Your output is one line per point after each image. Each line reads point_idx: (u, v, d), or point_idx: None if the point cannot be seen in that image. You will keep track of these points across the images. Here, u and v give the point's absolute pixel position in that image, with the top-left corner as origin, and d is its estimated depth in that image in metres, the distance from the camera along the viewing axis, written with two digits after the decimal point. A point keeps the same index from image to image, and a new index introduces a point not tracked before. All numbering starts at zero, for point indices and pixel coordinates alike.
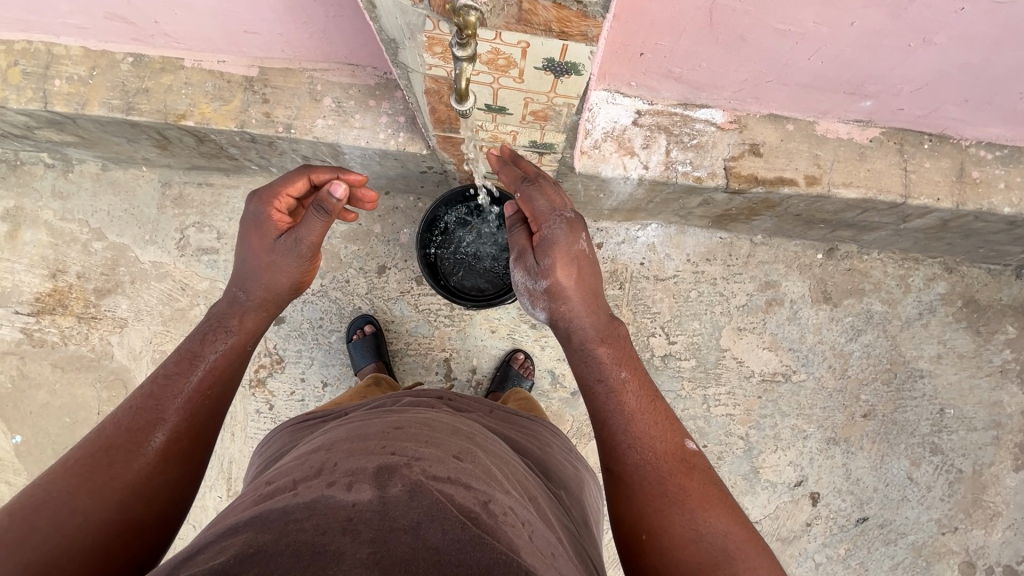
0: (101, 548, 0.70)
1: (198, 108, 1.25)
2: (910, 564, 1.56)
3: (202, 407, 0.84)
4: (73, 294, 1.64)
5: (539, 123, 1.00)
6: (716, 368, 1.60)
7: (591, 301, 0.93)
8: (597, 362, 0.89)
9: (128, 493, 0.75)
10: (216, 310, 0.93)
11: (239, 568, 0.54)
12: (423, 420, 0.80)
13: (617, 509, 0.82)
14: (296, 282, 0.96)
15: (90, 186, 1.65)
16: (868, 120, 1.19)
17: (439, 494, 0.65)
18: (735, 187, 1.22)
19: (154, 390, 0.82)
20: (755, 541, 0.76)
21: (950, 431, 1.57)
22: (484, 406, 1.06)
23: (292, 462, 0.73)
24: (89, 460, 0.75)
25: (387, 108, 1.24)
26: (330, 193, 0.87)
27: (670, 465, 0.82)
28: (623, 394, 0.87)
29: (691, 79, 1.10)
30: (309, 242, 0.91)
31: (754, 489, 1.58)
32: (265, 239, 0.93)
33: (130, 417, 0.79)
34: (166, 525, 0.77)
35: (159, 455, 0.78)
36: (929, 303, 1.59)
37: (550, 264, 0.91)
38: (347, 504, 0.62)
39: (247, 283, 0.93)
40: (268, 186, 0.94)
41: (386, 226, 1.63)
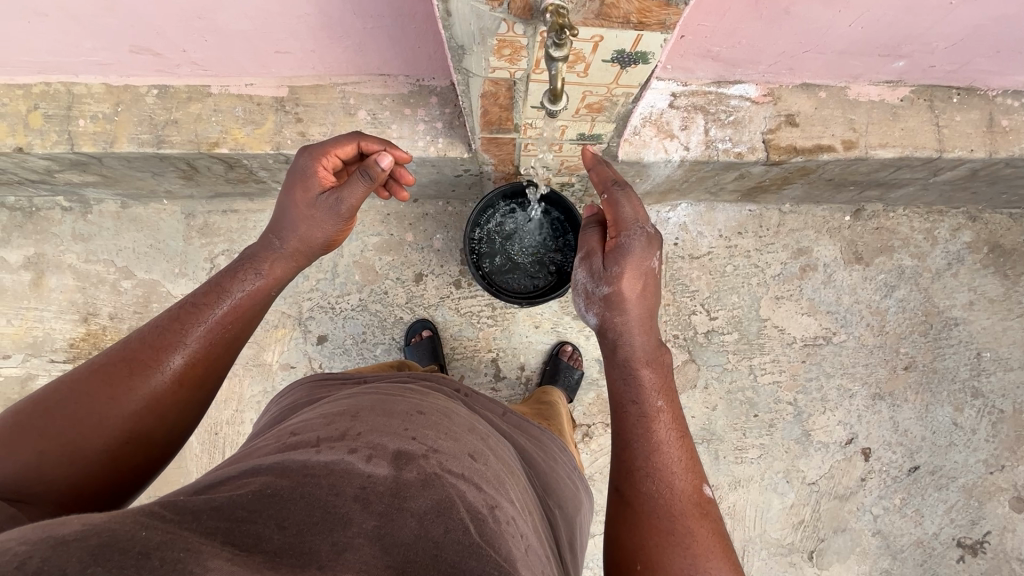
0: (110, 452, 0.72)
1: (231, 134, 1.23)
2: (963, 505, 1.61)
3: (223, 341, 0.83)
4: (108, 336, 1.61)
5: (591, 115, 1.00)
6: (759, 338, 1.63)
7: (646, 322, 0.93)
8: (636, 383, 0.88)
9: (141, 407, 0.74)
10: (248, 252, 0.93)
11: (257, 506, 0.55)
12: (445, 412, 0.80)
13: (618, 530, 0.78)
14: (329, 239, 0.97)
15: (111, 225, 1.62)
16: (899, 80, 1.21)
17: (451, 491, 0.64)
18: (776, 159, 1.23)
19: (179, 314, 0.81)
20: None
21: (988, 374, 1.62)
22: (498, 408, 1.05)
23: (317, 417, 0.74)
24: (111, 367, 0.74)
25: (423, 115, 1.23)
26: (376, 162, 0.90)
27: (682, 504, 0.78)
28: (655, 422, 0.85)
29: (728, 56, 1.12)
30: (349, 204, 0.93)
31: (807, 452, 1.61)
32: (308, 193, 0.94)
33: (154, 334, 0.78)
34: (172, 439, 0.78)
35: (175, 378, 0.77)
36: (957, 253, 1.63)
37: (616, 272, 0.92)
38: (364, 474, 0.62)
39: (284, 231, 0.94)
40: (319, 144, 0.96)
41: (419, 233, 1.63)
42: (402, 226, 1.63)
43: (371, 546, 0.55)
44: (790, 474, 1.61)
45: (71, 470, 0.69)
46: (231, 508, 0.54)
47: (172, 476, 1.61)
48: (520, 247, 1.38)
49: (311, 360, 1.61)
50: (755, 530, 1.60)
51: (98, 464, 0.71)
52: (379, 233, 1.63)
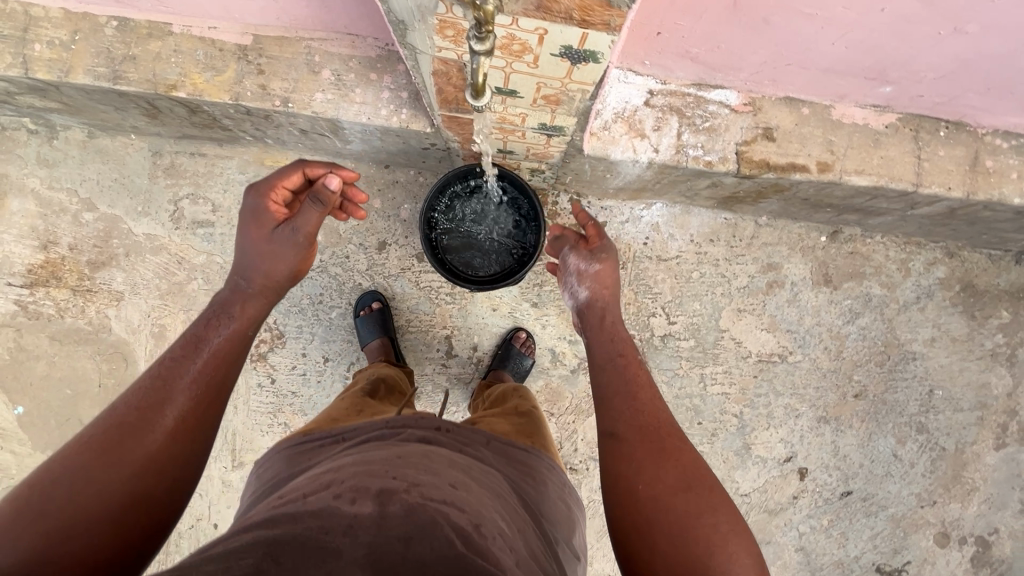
0: (112, 518, 0.69)
1: (190, 78, 1.19)
2: (888, 533, 1.64)
3: (211, 388, 0.83)
4: (67, 266, 1.60)
5: (550, 106, 0.96)
6: (714, 348, 1.62)
7: (615, 291, 1.12)
8: (612, 335, 1.07)
9: (140, 464, 0.73)
10: (217, 300, 0.93)
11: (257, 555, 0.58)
12: (427, 449, 0.80)
13: (619, 470, 0.88)
14: (295, 270, 0.97)
15: (77, 154, 1.59)
16: (886, 106, 1.16)
17: (436, 514, 0.64)
18: (746, 172, 1.19)
19: (160, 372, 0.81)
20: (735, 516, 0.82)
21: (937, 411, 1.62)
22: (481, 437, 0.93)
23: (302, 478, 0.74)
24: (101, 437, 0.73)
25: (389, 82, 1.19)
26: (326, 183, 0.93)
27: (658, 433, 0.91)
28: (632, 368, 1.02)
29: (708, 60, 1.06)
30: (305, 232, 0.94)
31: (745, 464, 1.63)
32: (264, 229, 0.95)
33: (139, 396, 0.78)
34: (176, 502, 0.76)
35: (168, 432, 0.77)
36: (927, 287, 1.60)
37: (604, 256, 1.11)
38: (347, 515, 0.63)
39: (247, 271, 0.94)
40: (265, 181, 0.98)
41: (386, 200, 1.60)
42: (371, 192, 1.60)
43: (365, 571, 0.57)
44: (724, 483, 1.63)
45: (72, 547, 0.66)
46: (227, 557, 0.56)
47: None
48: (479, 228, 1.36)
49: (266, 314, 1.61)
50: None
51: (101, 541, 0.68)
52: None
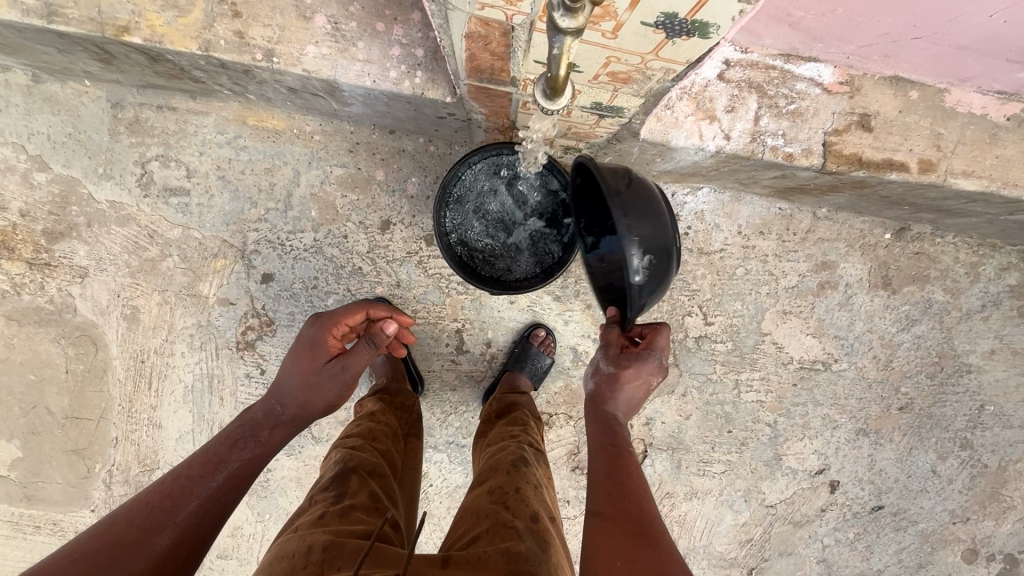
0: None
1: (146, 19, 0.93)
2: (915, 548, 1.56)
3: (211, 516, 0.78)
4: (20, 236, 1.39)
5: (614, 85, 0.74)
6: (752, 352, 1.47)
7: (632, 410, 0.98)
8: (614, 432, 0.94)
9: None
10: (246, 416, 0.90)
11: None
12: None
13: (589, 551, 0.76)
14: (328, 406, 0.94)
15: (20, 102, 1.33)
16: (1014, 93, 0.94)
17: None
18: (833, 169, 0.98)
19: (171, 489, 0.77)
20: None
21: (984, 427, 1.50)
22: None
23: None
24: (91, 553, 0.68)
25: (400, 35, 0.94)
26: (382, 329, 0.92)
27: (639, 523, 0.78)
28: (625, 460, 0.89)
29: (810, 27, 0.84)
30: (355, 371, 0.92)
31: (773, 475, 1.52)
32: (314, 361, 0.92)
33: (142, 514, 0.74)
34: None
35: (156, 563, 0.70)
36: (995, 295, 1.44)
37: (627, 364, 0.95)
38: None
39: (285, 397, 0.91)
40: (330, 313, 0.95)
41: (392, 172, 1.38)
42: (373, 161, 1.37)
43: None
44: (750, 493, 1.53)
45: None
46: None
47: (90, 400, 1.47)
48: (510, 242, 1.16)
49: (253, 298, 1.42)
50: (700, 541, 1.55)
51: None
52: (344, 166, 1.38)
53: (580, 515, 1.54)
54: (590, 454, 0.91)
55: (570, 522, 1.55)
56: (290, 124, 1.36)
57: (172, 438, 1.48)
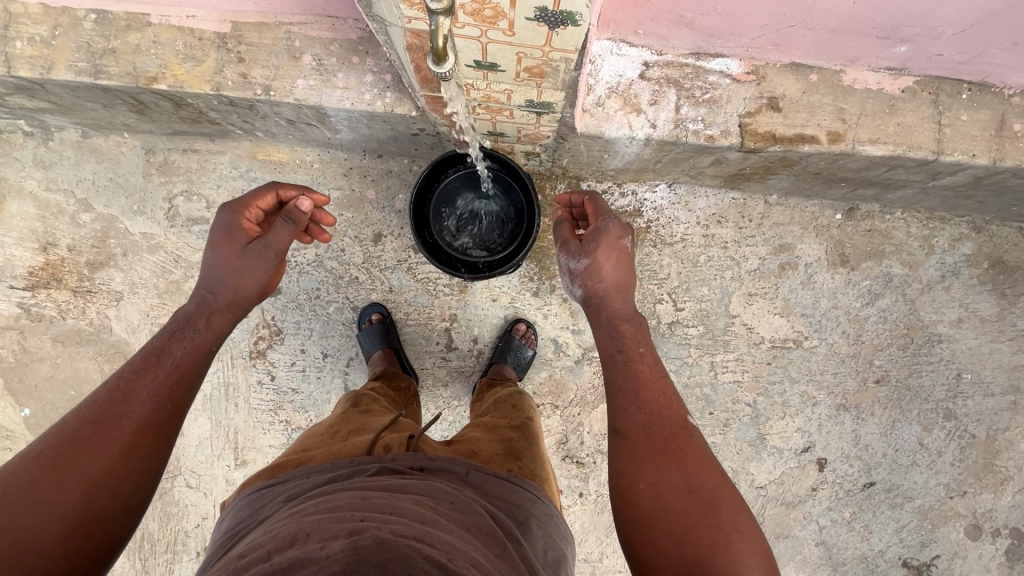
0: (63, 552, 0.67)
1: (170, 69, 1.16)
2: (915, 526, 1.55)
3: (168, 401, 0.80)
4: (67, 268, 1.61)
5: (535, 80, 0.91)
6: (724, 334, 1.55)
7: (623, 290, 0.99)
8: (619, 335, 0.96)
9: (89, 485, 0.70)
10: (180, 312, 0.92)
11: None
12: (390, 487, 0.73)
13: (617, 468, 0.86)
14: (263, 286, 0.96)
15: (72, 155, 1.59)
16: (902, 68, 1.07)
17: (410, 549, 0.59)
18: (751, 146, 1.12)
19: (120, 385, 0.79)
20: (739, 502, 0.81)
21: (965, 396, 1.53)
22: (460, 467, 0.84)
23: (265, 532, 0.67)
24: (52, 451, 0.71)
25: (372, 65, 1.14)
26: (296, 206, 0.92)
27: (670, 427, 0.88)
28: (638, 364, 0.94)
29: (704, 25, 1.00)
30: (277, 249, 0.92)
31: (760, 455, 1.56)
32: (234, 245, 0.94)
33: (95, 411, 0.76)
34: (131, 509, 0.74)
35: (122, 448, 0.74)
36: (953, 265, 1.50)
37: (593, 248, 0.99)
38: (318, 559, 0.58)
39: (215, 286, 0.93)
40: (240, 199, 0.97)
41: (381, 191, 1.57)
42: (364, 182, 1.57)
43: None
44: (738, 475, 1.56)
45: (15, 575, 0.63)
46: None
47: None
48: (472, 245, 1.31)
49: (264, 311, 1.59)
50: None
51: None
52: (340, 188, 1.57)
53: (575, 505, 1.59)
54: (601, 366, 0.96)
55: (565, 512, 1.60)
56: (293, 156, 1.57)
57: (193, 445, 1.62)
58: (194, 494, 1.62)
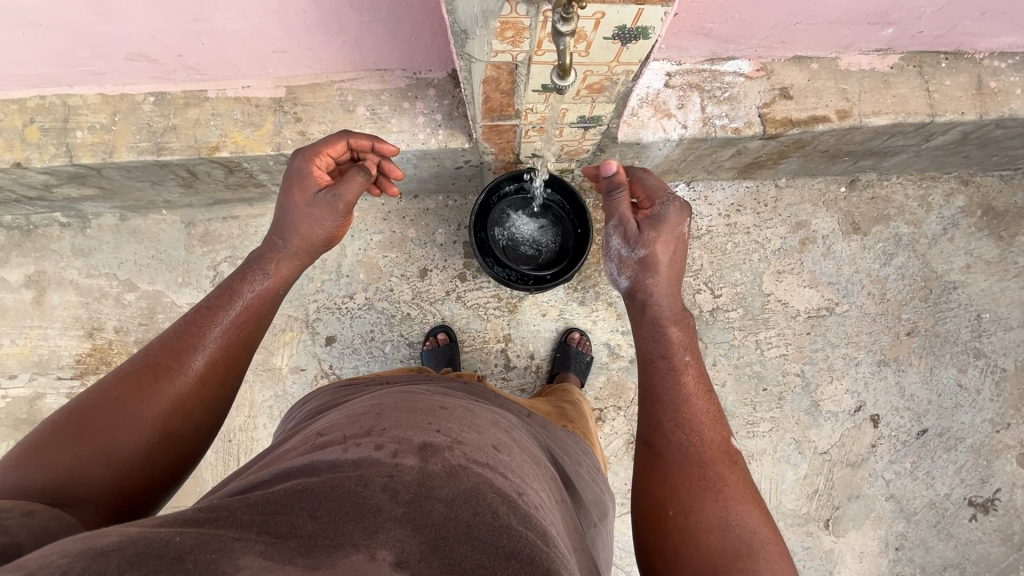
0: (146, 461, 0.78)
1: (231, 137, 1.22)
2: (972, 464, 1.63)
3: (237, 339, 0.90)
4: (115, 350, 1.60)
5: (592, 96, 1.01)
6: (763, 313, 1.65)
7: (673, 283, 1.06)
8: (666, 340, 0.99)
9: (166, 408, 0.80)
10: (256, 254, 1.02)
11: (292, 500, 0.60)
12: (467, 408, 0.85)
13: (651, 485, 0.85)
14: (329, 235, 1.06)
15: (111, 238, 1.61)
16: (888, 48, 1.23)
17: (477, 479, 0.68)
18: (772, 132, 1.25)
19: (196, 318, 0.88)
20: (780, 546, 0.78)
21: (989, 334, 1.65)
22: (524, 410, 1.10)
23: (342, 420, 0.79)
24: (137, 372, 0.81)
25: (422, 107, 1.24)
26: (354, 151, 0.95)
27: (712, 454, 0.87)
28: (683, 374, 0.95)
29: (720, 32, 1.13)
30: (346, 199, 1.02)
31: (818, 422, 1.63)
32: (305, 192, 1.02)
33: (174, 339, 0.85)
34: (201, 430, 0.85)
35: (197, 377, 0.83)
36: (952, 218, 1.66)
37: (653, 239, 1.04)
38: (390, 466, 0.67)
39: (285, 231, 1.03)
40: (312, 145, 1.02)
41: (420, 228, 1.63)
42: (404, 223, 1.63)
43: (403, 527, 0.59)
44: (802, 444, 1.63)
45: (109, 473, 0.75)
46: (266, 503, 0.59)
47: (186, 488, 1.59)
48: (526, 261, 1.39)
49: (321, 362, 1.61)
50: (771, 503, 1.61)
51: (138, 476, 0.77)
52: (381, 232, 1.63)
53: None
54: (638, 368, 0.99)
55: None
56: None
57: None
58: None
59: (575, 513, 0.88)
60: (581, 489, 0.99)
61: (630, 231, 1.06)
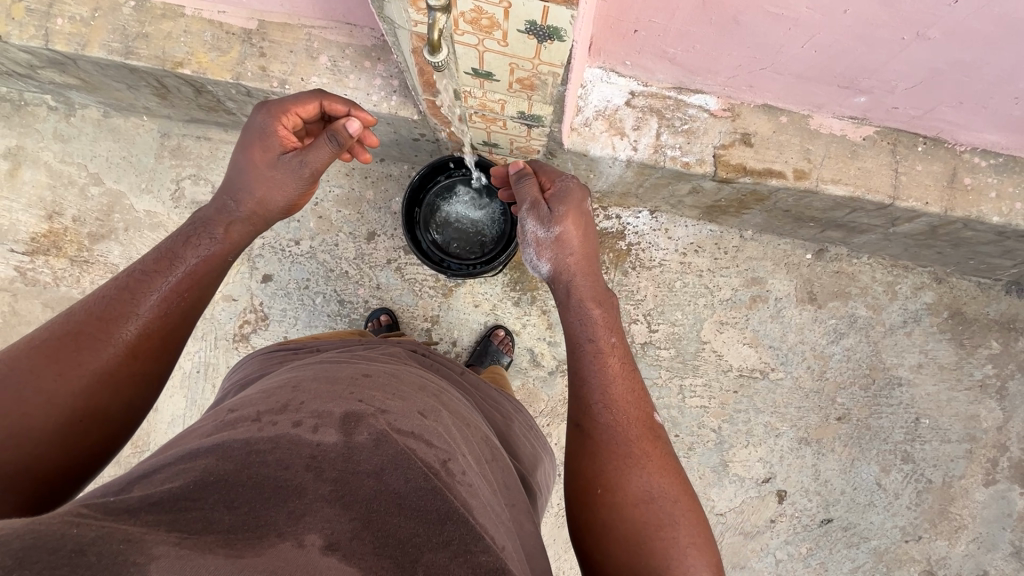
0: (64, 440, 0.73)
1: (196, 57, 1.25)
2: (870, 568, 1.56)
3: (178, 306, 0.87)
4: (68, 237, 1.66)
5: (527, 92, 1.00)
6: (694, 359, 1.61)
7: (588, 261, 1.01)
8: (590, 323, 0.95)
9: (90, 381, 0.77)
10: (202, 216, 0.98)
11: (199, 493, 0.59)
12: (391, 375, 0.88)
13: (580, 464, 0.84)
14: (289, 201, 1.03)
15: (90, 131, 1.67)
16: (863, 118, 1.18)
17: (404, 447, 0.71)
18: (723, 176, 1.21)
19: (129, 284, 0.84)
20: (699, 514, 0.79)
21: (923, 441, 1.57)
22: (455, 367, 1.12)
23: (256, 396, 0.79)
24: (56, 342, 0.77)
25: (382, 70, 1.24)
26: (345, 126, 0.97)
27: (638, 431, 0.86)
28: (608, 357, 0.92)
29: (684, 61, 1.10)
30: (313, 167, 0.99)
31: (721, 482, 1.58)
32: (267, 152, 0.99)
33: (103, 306, 0.82)
34: (129, 411, 0.81)
35: (126, 349, 0.81)
36: (915, 312, 1.58)
37: (564, 214, 0.99)
38: (312, 443, 0.67)
39: (239, 193, 0.99)
40: (279, 102, 1.00)
41: (379, 193, 1.64)
42: (364, 183, 1.64)
43: (331, 507, 0.61)
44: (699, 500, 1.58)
45: (20, 455, 0.69)
46: (171, 501, 0.57)
47: None
48: (470, 242, 1.39)
49: (252, 296, 1.64)
50: None
51: (59, 454, 0.73)
52: (341, 187, 1.65)
53: None
54: (569, 355, 0.96)
55: None
56: None
57: (165, 421, 1.63)
58: None
59: (511, 467, 0.90)
60: (514, 447, 1.00)
61: (538, 221, 1.01)
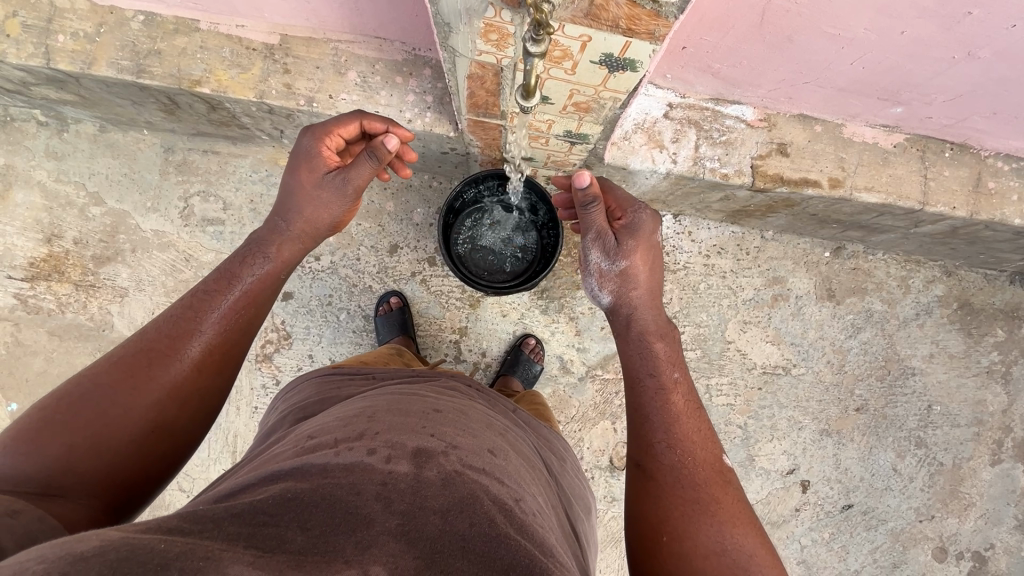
0: (138, 453, 0.73)
1: (215, 74, 1.19)
2: (888, 547, 1.64)
3: (239, 322, 0.85)
4: (70, 261, 1.57)
5: (579, 114, 0.98)
6: (719, 359, 1.64)
7: (654, 297, 1.03)
8: (653, 356, 0.96)
9: (162, 396, 0.75)
10: (256, 236, 0.95)
11: (277, 510, 0.59)
12: (461, 411, 0.85)
13: (643, 507, 0.83)
14: (335, 218, 0.99)
15: (86, 147, 1.58)
16: (895, 125, 1.20)
17: (473, 486, 0.67)
18: (761, 186, 1.22)
19: (193, 303, 0.83)
20: (777, 566, 0.77)
21: (935, 426, 1.65)
22: (507, 405, 1.09)
23: (332, 421, 0.77)
24: (131, 357, 0.76)
25: (414, 85, 1.20)
26: (383, 143, 0.92)
27: (705, 474, 0.85)
28: (672, 393, 0.92)
29: (728, 75, 1.09)
30: (356, 184, 0.95)
31: (748, 476, 1.64)
32: (313, 173, 0.95)
33: (170, 325, 0.80)
34: (199, 423, 0.80)
35: (193, 364, 0.79)
36: (927, 305, 1.65)
37: (633, 249, 1.01)
38: (383, 472, 0.65)
39: (288, 212, 0.96)
40: (323, 123, 0.96)
41: (399, 204, 1.60)
42: (384, 195, 1.60)
43: (397, 543, 0.58)
44: None
45: (101, 467, 0.70)
46: (252, 513, 0.58)
47: None
48: (505, 258, 1.39)
49: (273, 315, 1.59)
50: None
51: (136, 466, 0.73)
52: None
53: None
54: (624, 387, 0.96)
55: None
56: None
57: None
58: (186, 499, 1.58)
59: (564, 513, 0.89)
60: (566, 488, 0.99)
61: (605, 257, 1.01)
